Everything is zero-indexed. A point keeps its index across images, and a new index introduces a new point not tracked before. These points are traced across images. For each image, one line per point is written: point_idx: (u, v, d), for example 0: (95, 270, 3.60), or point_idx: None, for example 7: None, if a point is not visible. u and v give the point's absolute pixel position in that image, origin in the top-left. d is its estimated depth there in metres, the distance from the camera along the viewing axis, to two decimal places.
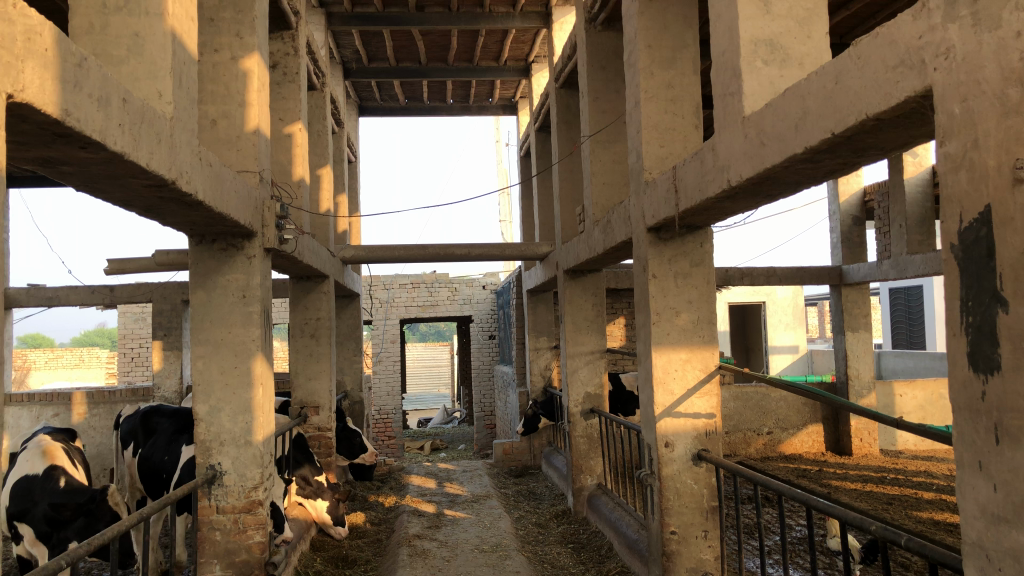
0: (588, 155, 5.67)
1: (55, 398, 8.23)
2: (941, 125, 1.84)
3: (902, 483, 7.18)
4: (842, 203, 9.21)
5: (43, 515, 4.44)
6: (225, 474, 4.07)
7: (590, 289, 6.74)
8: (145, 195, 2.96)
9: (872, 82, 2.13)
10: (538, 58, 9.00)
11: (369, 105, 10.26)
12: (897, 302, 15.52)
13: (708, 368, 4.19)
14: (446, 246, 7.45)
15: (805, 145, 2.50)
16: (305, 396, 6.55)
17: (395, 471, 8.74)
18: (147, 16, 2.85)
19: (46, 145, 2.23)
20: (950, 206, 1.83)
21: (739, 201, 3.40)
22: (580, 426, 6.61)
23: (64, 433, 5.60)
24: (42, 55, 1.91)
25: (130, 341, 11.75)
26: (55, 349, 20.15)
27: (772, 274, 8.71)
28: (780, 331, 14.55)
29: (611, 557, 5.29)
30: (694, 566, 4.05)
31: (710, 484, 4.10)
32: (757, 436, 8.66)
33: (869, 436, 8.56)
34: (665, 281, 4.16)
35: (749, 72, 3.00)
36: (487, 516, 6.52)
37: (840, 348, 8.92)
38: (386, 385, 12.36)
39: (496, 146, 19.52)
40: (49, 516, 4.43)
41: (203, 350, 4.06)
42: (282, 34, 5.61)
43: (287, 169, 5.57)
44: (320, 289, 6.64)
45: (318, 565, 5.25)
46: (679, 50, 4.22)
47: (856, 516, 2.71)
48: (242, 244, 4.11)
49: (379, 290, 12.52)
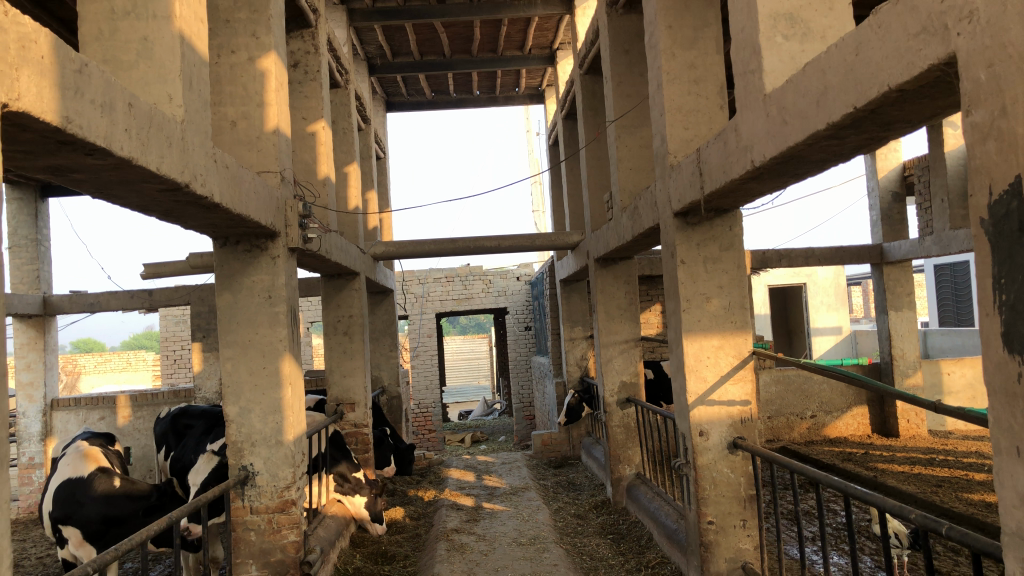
0: (613, 140, 5.59)
1: (100, 401, 8.37)
2: (967, 93, 1.74)
3: (952, 465, 6.99)
4: (881, 178, 8.96)
5: (97, 514, 4.51)
6: (258, 475, 4.08)
7: (622, 278, 6.64)
8: (160, 199, 2.95)
9: (893, 52, 2.03)
10: (562, 45, 8.90)
11: (396, 100, 10.24)
12: (944, 277, 15.15)
13: (742, 354, 4.08)
14: (475, 239, 7.39)
15: (827, 121, 2.40)
16: (340, 393, 6.58)
17: (434, 465, 8.74)
18: (154, 19, 2.84)
19: (52, 153, 2.22)
20: (979, 178, 1.74)
21: (765, 182, 3.29)
22: (616, 415, 6.51)
23: (102, 438, 5.64)
24: (38, 62, 1.90)
25: (172, 343, 11.95)
26: (103, 354, 20.57)
27: (810, 255, 8.49)
28: (822, 313, 14.31)
29: (651, 547, 5.21)
30: (733, 557, 3.96)
31: (747, 472, 4.02)
32: (801, 420, 8.50)
33: (917, 417, 8.44)
34: (694, 267, 4.07)
35: (769, 48, 2.90)
36: (525, 509, 6.48)
37: (883, 328, 8.71)
38: (425, 378, 12.38)
39: (527, 136, 19.40)
40: (105, 516, 4.51)
41: (231, 352, 4.08)
42: (302, 32, 5.56)
43: (312, 167, 5.57)
44: (351, 286, 6.60)
45: (357, 562, 5.26)
46: (701, 30, 4.11)
47: (896, 504, 2.60)
48: (265, 244, 4.12)
49: (413, 285, 12.56)
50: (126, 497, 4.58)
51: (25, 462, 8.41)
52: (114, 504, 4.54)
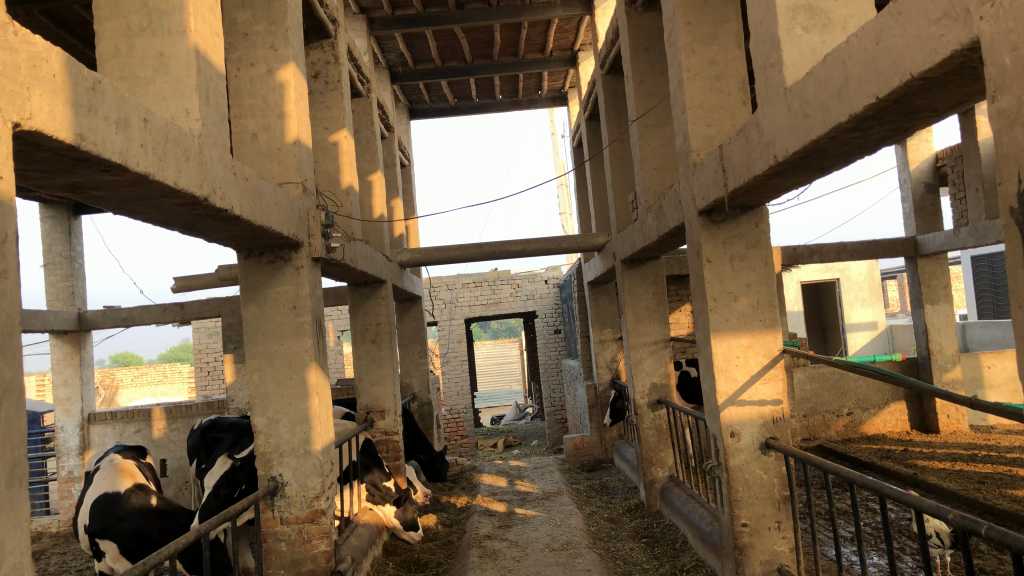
0: (636, 140, 5.52)
1: (136, 415, 8.46)
2: (992, 79, 1.68)
3: (994, 461, 6.83)
4: (913, 170, 8.81)
5: (132, 530, 4.52)
6: (287, 485, 4.09)
7: (650, 278, 6.58)
8: (181, 213, 2.97)
9: (914, 40, 1.97)
10: (583, 46, 8.88)
11: (419, 108, 10.28)
12: (982, 269, 14.86)
13: (771, 353, 4.00)
14: (501, 244, 7.35)
15: (850, 113, 2.34)
16: (370, 401, 6.60)
17: (467, 471, 8.72)
18: (170, 35, 2.87)
19: (69, 171, 2.24)
20: (1008, 166, 1.67)
21: (790, 177, 3.23)
22: (648, 417, 6.44)
23: (134, 450, 5.69)
24: (49, 81, 1.91)
25: (205, 355, 12.10)
26: (140, 367, 20.92)
27: (843, 250, 8.34)
28: (856, 308, 14.09)
29: (686, 551, 5.13)
30: (768, 559, 3.89)
31: (781, 473, 3.94)
32: (837, 418, 8.37)
33: (957, 413, 8.25)
34: (721, 265, 4.00)
35: (788, 40, 2.84)
36: (558, 513, 6.43)
37: (920, 322, 8.54)
38: (456, 384, 12.38)
39: (552, 139, 19.33)
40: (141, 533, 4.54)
41: (258, 363, 4.09)
42: (321, 43, 5.58)
43: (335, 178, 5.58)
44: (377, 294, 6.57)
45: (390, 570, 5.26)
46: (720, 26, 4.06)
47: (933, 504, 2.51)
48: (289, 255, 4.13)
49: (442, 291, 12.62)
50: (161, 514, 4.59)
51: (64, 476, 8.54)
52: (150, 520, 4.55)
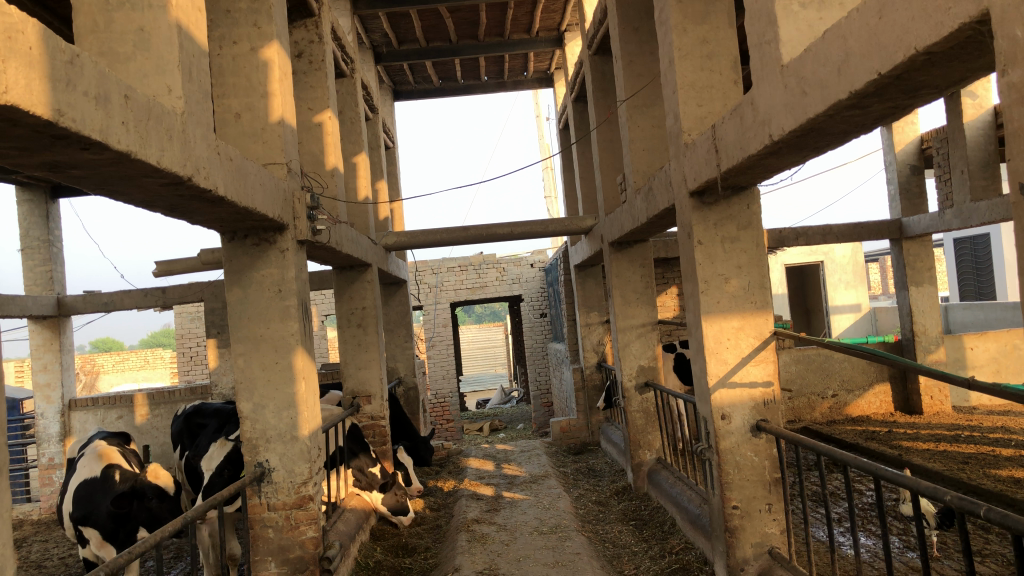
0: (625, 121, 5.47)
1: (118, 400, 8.37)
2: (1003, 51, 1.63)
3: (977, 441, 6.87)
4: (898, 152, 8.80)
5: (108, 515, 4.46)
6: (274, 471, 4.04)
7: (637, 261, 6.52)
8: (164, 194, 2.89)
9: (920, 13, 1.92)
10: (570, 27, 8.78)
11: (403, 89, 10.16)
12: (964, 251, 14.92)
13: (763, 335, 3.98)
14: (487, 227, 7.28)
15: (850, 90, 2.30)
16: (356, 385, 6.52)
17: (453, 455, 8.70)
18: (150, 9, 2.78)
19: (47, 148, 2.16)
20: (1019, 142, 1.63)
21: (784, 157, 3.19)
22: (635, 400, 6.41)
23: (119, 437, 5.63)
24: (24, 54, 1.83)
25: (187, 340, 11.97)
26: (121, 353, 20.73)
27: (829, 233, 8.34)
28: (840, 291, 14.14)
29: (675, 533, 5.13)
30: (759, 541, 3.88)
31: (771, 455, 3.92)
32: (822, 400, 8.40)
33: (941, 394, 8.31)
34: (712, 247, 3.97)
35: (784, 17, 2.79)
36: (546, 497, 6.41)
37: (904, 305, 8.58)
38: (441, 368, 12.37)
39: (537, 121, 19.22)
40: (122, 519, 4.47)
41: (243, 347, 4.02)
42: (305, 21, 5.46)
43: (320, 159, 5.49)
44: (364, 278, 6.49)
45: (378, 555, 5.22)
46: (712, 4, 3.99)
47: (929, 485, 2.48)
48: (274, 238, 4.05)
49: (427, 275, 12.53)
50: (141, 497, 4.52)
51: (45, 463, 8.44)
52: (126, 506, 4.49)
